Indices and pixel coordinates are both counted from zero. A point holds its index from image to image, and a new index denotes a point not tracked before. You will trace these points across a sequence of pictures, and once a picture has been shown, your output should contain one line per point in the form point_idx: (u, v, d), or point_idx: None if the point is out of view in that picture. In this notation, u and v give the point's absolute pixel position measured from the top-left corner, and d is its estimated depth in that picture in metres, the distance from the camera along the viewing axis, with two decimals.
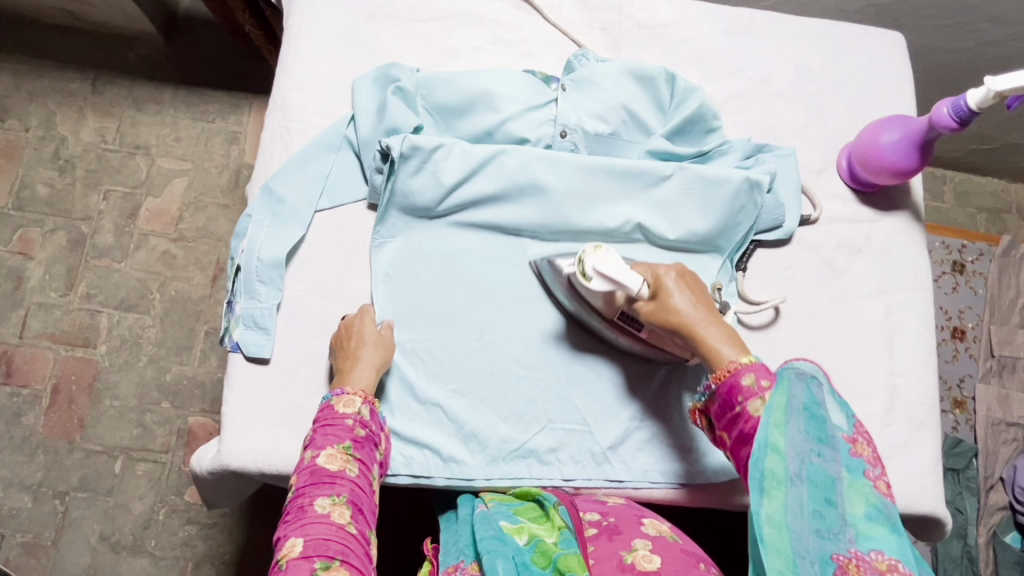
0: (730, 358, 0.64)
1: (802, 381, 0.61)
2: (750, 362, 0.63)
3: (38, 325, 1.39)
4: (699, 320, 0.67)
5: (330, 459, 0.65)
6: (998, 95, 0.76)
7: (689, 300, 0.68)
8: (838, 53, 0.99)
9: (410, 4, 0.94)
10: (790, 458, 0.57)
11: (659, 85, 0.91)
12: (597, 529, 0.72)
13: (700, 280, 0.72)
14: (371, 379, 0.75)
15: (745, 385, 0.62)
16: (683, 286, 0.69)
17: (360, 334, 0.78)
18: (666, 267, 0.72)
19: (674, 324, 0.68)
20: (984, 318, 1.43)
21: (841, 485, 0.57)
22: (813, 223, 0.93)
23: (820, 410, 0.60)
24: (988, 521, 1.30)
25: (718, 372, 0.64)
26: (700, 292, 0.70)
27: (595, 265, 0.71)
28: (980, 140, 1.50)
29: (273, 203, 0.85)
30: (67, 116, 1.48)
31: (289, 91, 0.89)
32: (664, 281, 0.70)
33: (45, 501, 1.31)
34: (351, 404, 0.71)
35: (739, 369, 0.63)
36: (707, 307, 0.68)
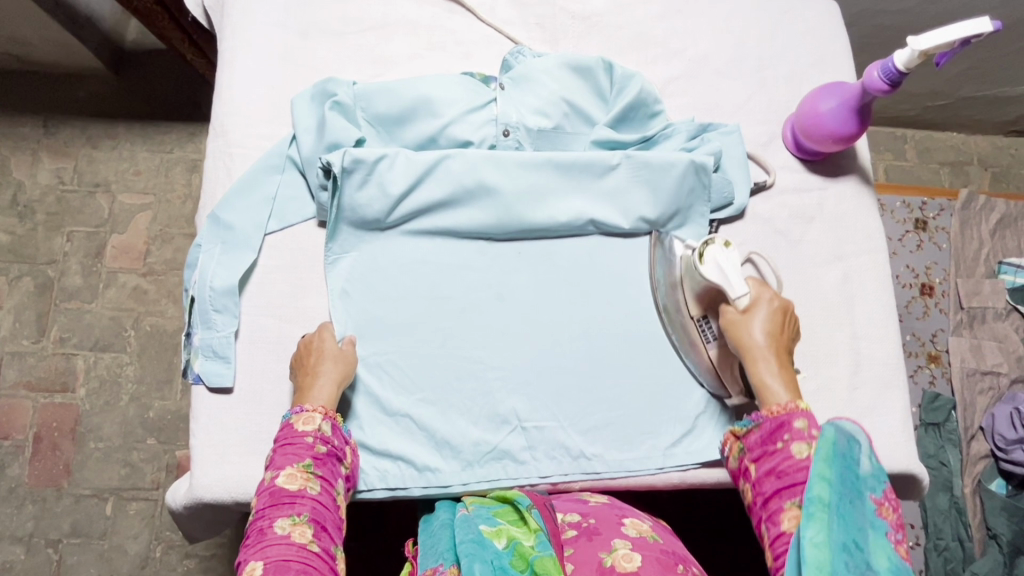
0: (783, 399, 0.72)
1: (850, 430, 0.61)
2: (804, 409, 0.70)
3: (14, 374, 1.37)
4: (769, 352, 0.75)
5: (289, 479, 0.67)
6: (923, 54, 0.77)
7: (772, 335, 0.76)
8: (774, 25, 1.00)
9: (343, 17, 0.94)
10: (834, 489, 0.57)
11: (597, 74, 0.91)
12: (577, 531, 0.73)
13: (794, 324, 0.78)
14: (332, 395, 0.75)
15: (797, 427, 0.69)
16: (775, 319, 0.76)
17: (320, 349, 0.78)
18: (774, 298, 0.78)
19: (750, 344, 0.75)
20: (950, 273, 1.44)
21: (872, 536, 0.54)
22: (767, 189, 0.94)
23: (865, 459, 0.60)
24: (972, 470, 1.33)
25: (771, 407, 0.72)
26: (786, 333, 0.77)
27: (714, 253, 0.77)
28: (933, 97, 1.52)
29: (221, 230, 0.84)
30: (21, 160, 1.46)
31: (228, 116, 0.88)
32: (763, 305, 0.77)
33: (38, 551, 1.29)
34: (310, 421, 0.72)
35: (796, 411, 0.70)
36: (781, 351, 0.76)
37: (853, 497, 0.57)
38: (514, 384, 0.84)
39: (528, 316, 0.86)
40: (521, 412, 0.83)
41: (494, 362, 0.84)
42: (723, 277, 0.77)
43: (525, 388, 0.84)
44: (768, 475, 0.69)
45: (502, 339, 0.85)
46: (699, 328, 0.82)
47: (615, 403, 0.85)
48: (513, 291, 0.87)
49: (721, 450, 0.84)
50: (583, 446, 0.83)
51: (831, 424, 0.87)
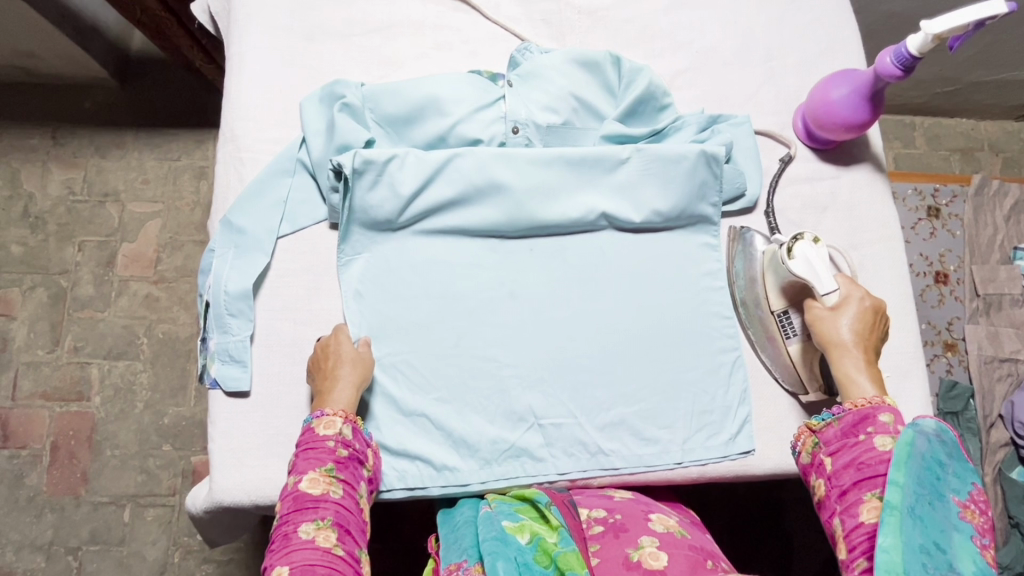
0: (869, 395, 0.73)
1: (932, 429, 0.66)
2: (890, 405, 0.71)
3: (30, 385, 1.38)
4: (856, 351, 0.76)
5: (312, 483, 0.67)
6: (937, 38, 0.76)
7: (859, 333, 0.77)
8: (781, 14, 0.99)
9: (349, 18, 0.94)
10: (907, 490, 0.62)
11: (605, 69, 0.90)
12: (603, 527, 0.73)
13: (884, 327, 0.79)
14: (351, 398, 0.75)
15: (881, 421, 0.69)
16: (865, 319, 0.77)
17: (337, 353, 0.77)
18: (864, 298, 0.79)
19: (831, 338, 0.77)
20: (964, 260, 1.43)
21: (953, 537, 0.59)
22: (791, 160, 0.94)
23: (945, 467, 0.64)
24: (992, 459, 1.31)
25: (855, 400, 0.72)
26: (876, 332, 0.78)
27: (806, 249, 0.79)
28: (942, 83, 1.50)
29: (234, 234, 0.85)
30: (32, 172, 1.47)
31: (237, 122, 0.89)
32: (853, 303, 0.78)
33: (58, 559, 1.30)
34: (331, 425, 0.72)
35: (880, 405, 0.70)
36: (870, 349, 0.77)
37: (928, 501, 0.62)
38: (530, 382, 0.84)
39: (540, 313, 0.86)
40: (538, 410, 0.83)
41: (510, 361, 0.84)
42: (809, 269, 0.79)
43: (540, 385, 0.84)
44: (846, 467, 0.68)
45: (518, 336, 0.85)
46: (781, 324, 0.84)
47: (631, 397, 0.84)
48: (526, 288, 0.87)
49: (740, 444, 0.84)
50: (600, 442, 0.83)
51: None
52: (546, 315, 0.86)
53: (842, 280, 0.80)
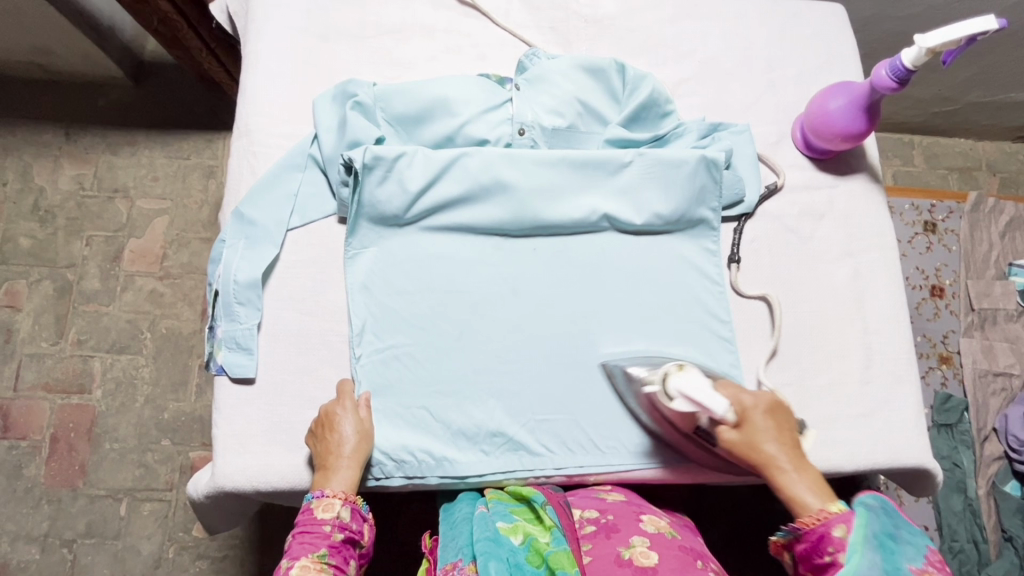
0: (817, 506, 0.67)
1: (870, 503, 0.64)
2: (839, 510, 0.66)
3: (32, 376, 1.39)
4: (784, 461, 0.71)
5: (302, 571, 0.67)
6: (931, 51, 0.78)
7: (775, 440, 0.72)
8: (782, 28, 1.02)
9: (363, 21, 0.97)
10: None
11: (610, 75, 0.93)
12: (595, 527, 0.74)
13: (788, 415, 0.76)
14: (353, 480, 0.75)
15: (837, 537, 0.63)
16: (771, 424, 0.73)
17: (338, 430, 0.77)
18: (760, 399, 0.75)
19: (756, 459, 0.72)
20: (960, 274, 1.45)
21: None
22: (779, 190, 0.95)
23: (895, 541, 0.61)
24: (985, 472, 1.32)
25: (804, 519, 0.66)
26: (786, 429, 0.74)
27: (679, 386, 0.75)
28: (940, 103, 1.54)
29: (245, 226, 0.87)
30: (44, 167, 1.50)
31: (251, 116, 0.91)
32: (751, 414, 0.74)
33: (53, 551, 1.31)
34: (330, 508, 0.72)
35: (829, 520, 0.65)
36: (793, 449, 0.72)
37: None
38: (529, 377, 0.85)
39: (541, 311, 0.88)
40: (536, 405, 0.85)
41: (511, 355, 0.86)
42: (695, 404, 0.74)
43: (541, 379, 0.85)
44: None
45: (518, 332, 0.87)
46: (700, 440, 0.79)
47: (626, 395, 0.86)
48: (527, 286, 0.89)
49: None
50: (598, 437, 0.85)
51: (844, 418, 0.87)
52: (546, 314, 0.88)
53: (730, 391, 0.76)
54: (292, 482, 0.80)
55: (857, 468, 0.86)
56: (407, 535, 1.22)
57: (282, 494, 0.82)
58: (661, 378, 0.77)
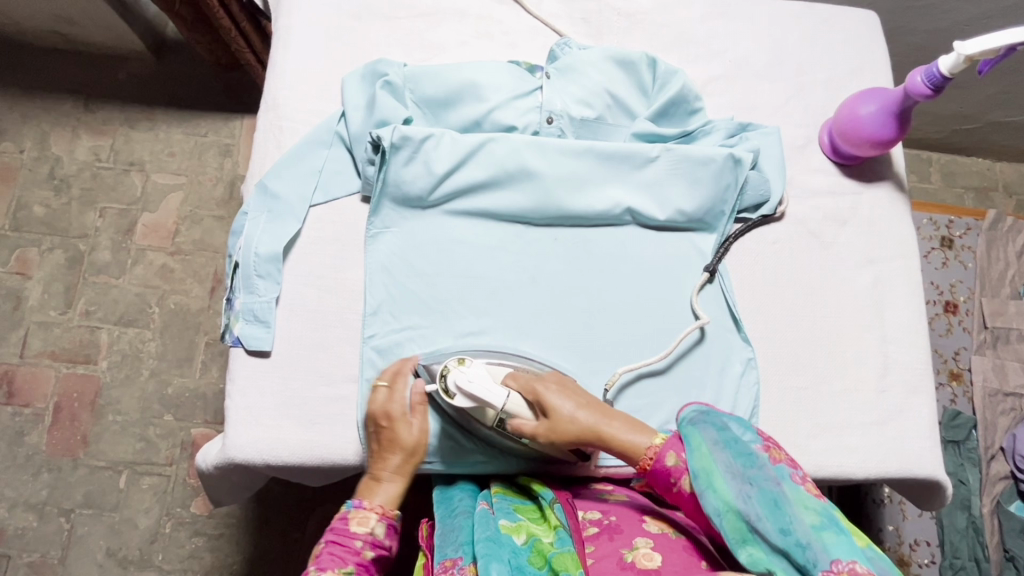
0: (645, 443, 0.69)
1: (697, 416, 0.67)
2: (663, 440, 0.68)
3: (39, 344, 1.39)
4: (600, 419, 0.71)
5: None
6: (969, 59, 0.78)
7: (581, 408, 0.72)
8: (813, 33, 1.02)
9: (394, 3, 0.96)
10: (734, 499, 0.59)
11: (641, 69, 0.93)
12: (598, 528, 0.71)
13: (575, 384, 0.77)
14: (394, 495, 0.75)
15: (672, 465, 0.66)
16: (569, 394, 0.74)
17: (388, 438, 0.77)
18: (546, 379, 0.76)
19: (575, 434, 0.71)
20: (975, 292, 1.44)
21: (785, 497, 0.57)
22: (778, 220, 0.94)
23: (730, 435, 0.64)
24: (991, 491, 1.31)
25: (645, 462, 0.67)
26: (582, 395, 0.75)
27: (457, 381, 0.73)
28: (963, 120, 1.53)
29: (268, 199, 0.86)
30: (61, 136, 1.50)
31: (279, 91, 0.91)
32: (549, 396, 0.73)
33: (50, 520, 1.31)
34: (364, 522, 0.71)
35: (660, 451, 0.67)
36: (596, 407, 0.73)
37: (747, 481, 0.59)
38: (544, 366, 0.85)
39: (559, 301, 0.87)
40: None
41: (527, 343, 0.85)
42: (479, 390, 0.73)
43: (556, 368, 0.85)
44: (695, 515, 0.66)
45: (536, 322, 0.86)
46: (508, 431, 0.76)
47: (641, 390, 0.85)
48: (547, 276, 0.88)
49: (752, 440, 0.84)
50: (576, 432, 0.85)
51: (858, 425, 0.87)
52: (564, 304, 0.87)
53: (522, 379, 0.75)
54: (303, 458, 0.80)
55: (867, 475, 0.85)
56: (407, 521, 1.23)
57: (292, 470, 0.81)
58: (445, 376, 0.76)
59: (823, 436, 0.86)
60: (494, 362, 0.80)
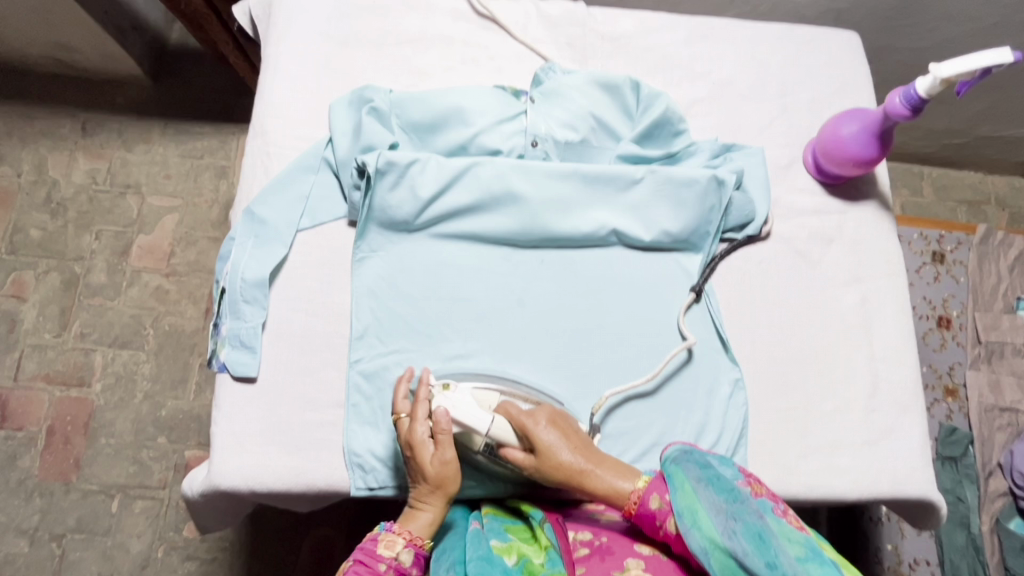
0: (629, 490, 0.68)
1: (679, 454, 0.68)
2: (647, 484, 0.68)
3: (33, 367, 1.39)
4: (586, 462, 0.71)
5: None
6: (945, 81, 0.79)
7: (568, 449, 0.71)
8: (796, 54, 1.03)
9: (382, 30, 0.98)
10: (721, 535, 0.59)
11: (624, 92, 0.94)
12: (589, 550, 0.69)
13: (567, 416, 0.76)
14: (429, 523, 0.71)
15: (655, 508, 0.65)
16: (559, 432, 0.73)
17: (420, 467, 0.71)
18: (537, 413, 0.74)
19: (561, 474, 0.71)
20: (968, 306, 1.44)
21: (769, 530, 0.59)
22: (764, 239, 0.94)
23: (713, 472, 0.66)
24: (989, 508, 1.30)
25: (626, 509, 0.67)
26: (571, 431, 0.74)
27: (443, 406, 0.73)
28: (951, 135, 1.54)
29: (255, 225, 0.87)
30: (58, 160, 1.51)
31: (267, 118, 0.92)
32: (538, 434, 0.72)
33: (42, 545, 1.30)
34: (392, 546, 0.68)
35: (644, 497, 0.66)
36: (584, 447, 0.73)
37: (732, 516, 0.61)
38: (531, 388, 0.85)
39: (545, 323, 0.87)
40: None
41: (513, 365, 0.85)
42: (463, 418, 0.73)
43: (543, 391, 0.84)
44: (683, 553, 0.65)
45: (523, 344, 0.86)
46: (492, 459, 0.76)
47: (629, 412, 0.85)
48: (533, 298, 0.88)
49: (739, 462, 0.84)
50: None
51: (849, 445, 0.86)
52: (551, 326, 0.87)
53: (512, 411, 0.74)
54: (289, 484, 0.79)
55: (859, 496, 0.84)
56: None
57: (278, 496, 0.81)
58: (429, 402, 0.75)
59: (814, 457, 0.85)
60: (481, 385, 0.81)
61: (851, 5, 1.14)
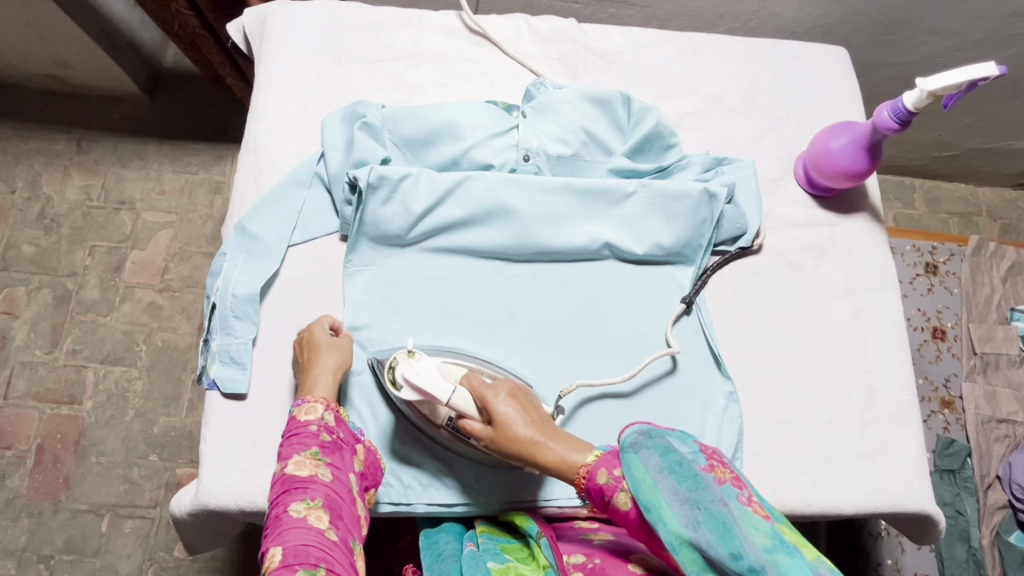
0: (579, 463, 0.64)
1: (636, 436, 0.59)
2: (598, 458, 0.63)
3: (23, 384, 1.38)
4: (538, 434, 0.66)
5: (298, 466, 0.63)
6: (932, 94, 0.80)
7: (524, 421, 0.67)
8: (784, 69, 1.04)
9: (374, 46, 0.99)
10: (684, 531, 0.52)
11: (616, 107, 0.95)
12: (583, 573, 0.66)
13: (531, 392, 0.72)
14: (331, 385, 0.75)
15: (603, 482, 0.61)
16: (515, 404, 0.69)
17: (315, 342, 0.78)
18: (498, 386, 0.71)
19: (514, 447, 0.67)
20: (962, 317, 1.44)
21: (734, 520, 0.51)
22: (756, 252, 0.94)
23: (674, 455, 0.56)
24: (989, 521, 1.29)
25: (577, 482, 0.63)
26: (531, 405, 0.70)
27: (405, 372, 0.72)
28: (941, 148, 1.55)
29: (246, 240, 0.86)
30: (52, 176, 1.51)
31: (260, 134, 0.92)
32: (494, 403, 0.69)
33: (29, 567, 1.27)
34: (312, 411, 0.69)
35: (592, 471, 0.62)
36: (541, 420, 0.68)
37: (694, 506, 0.53)
38: None
39: (539, 337, 0.87)
40: None
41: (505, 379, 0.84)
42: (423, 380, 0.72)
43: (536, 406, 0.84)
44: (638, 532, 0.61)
45: (515, 358, 0.85)
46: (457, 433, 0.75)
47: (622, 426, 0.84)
48: (526, 312, 0.88)
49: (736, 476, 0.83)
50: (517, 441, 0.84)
51: (846, 458, 0.86)
52: (545, 340, 0.87)
53: (472, 384, 0.71)
54: None
55: (857, 510, 0.83)
56: (393, 562, 1.20)
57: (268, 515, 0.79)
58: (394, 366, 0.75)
59: (811, 470, 0.84)
60: (451, 361, 0.79)
61: (838, 21, 1.15)
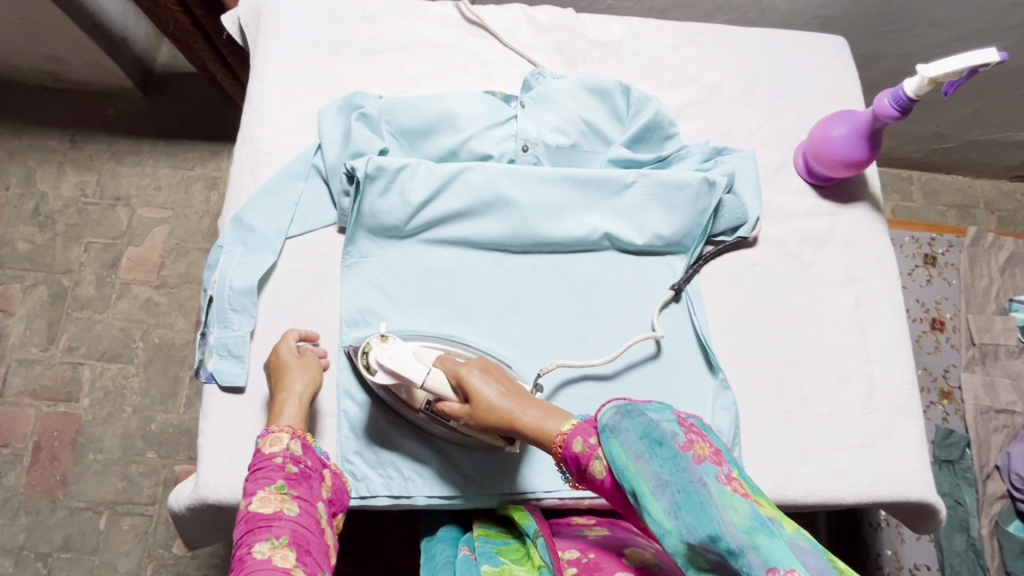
0: (555, 430, 0.63)
1: (616, 418, 0.58)
2: (574, 425, 0.62)
3: (19, 382, 1.37)
4: (514, 404, 0.66)
5: (263, 502, 0.63)
6: (933, 81, 0.79)
7: (498, 392, 0.68)
8: (783, 59, 1.04)
9: (371, 37, 0.98)
10: (666, 515, 0.52)
11: (615, 96, 0.94)
12: (577, 569, 0.66)
13: (504, 369, 0.73)
14: (297, 411, 0.75)
15: (578, 450, 0.60)
16: (490, 378, 0.69)
17: (280, 362, 0.77)
18: (471, 364, 0.72)
19: (493, 420, 0.67)
20: (960, 308, 1.44)
21: (712, 501, 0.50)
22: (754, 243, 0.94)
23: (654, 436, 0.55)
24: (988, 511, 1.29)
25: (554, 449, 0.63)
26: (506, 379, 0.70)
27: (377, 357, 0.72)
28: (940, 140, 1.55)
29: (243, 232, 0.86)
30: (46, 172, 1.50)
31: (256, 126, 0.92)
32: (467, 379, 0.69)
33: (26, 565, 1.26)
34: (277, 442, 0.69)
35: (568, 438, 0.61)
36: (517, 392, 0.68)
37: (676, 489, 0.52)
38: None
39: (538, 328, 0.86)
40: None
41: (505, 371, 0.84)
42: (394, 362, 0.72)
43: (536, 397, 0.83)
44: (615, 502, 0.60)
45: (515, 349, 0.85)
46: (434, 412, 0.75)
47: None
48: (526, 303, 0.87)
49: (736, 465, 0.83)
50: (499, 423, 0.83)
51: (847, 447, 0.85)
52: (544, 331, 0.86)
53: (447, 362, 0.72)
54: None
55: (858, 500, 0.83)
56: (393, 556, 1.19)
57: None
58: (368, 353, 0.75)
59: (812, 460, 0.84)
60: (427, 344, 0.79)
61: (837, 12, 1.15)
